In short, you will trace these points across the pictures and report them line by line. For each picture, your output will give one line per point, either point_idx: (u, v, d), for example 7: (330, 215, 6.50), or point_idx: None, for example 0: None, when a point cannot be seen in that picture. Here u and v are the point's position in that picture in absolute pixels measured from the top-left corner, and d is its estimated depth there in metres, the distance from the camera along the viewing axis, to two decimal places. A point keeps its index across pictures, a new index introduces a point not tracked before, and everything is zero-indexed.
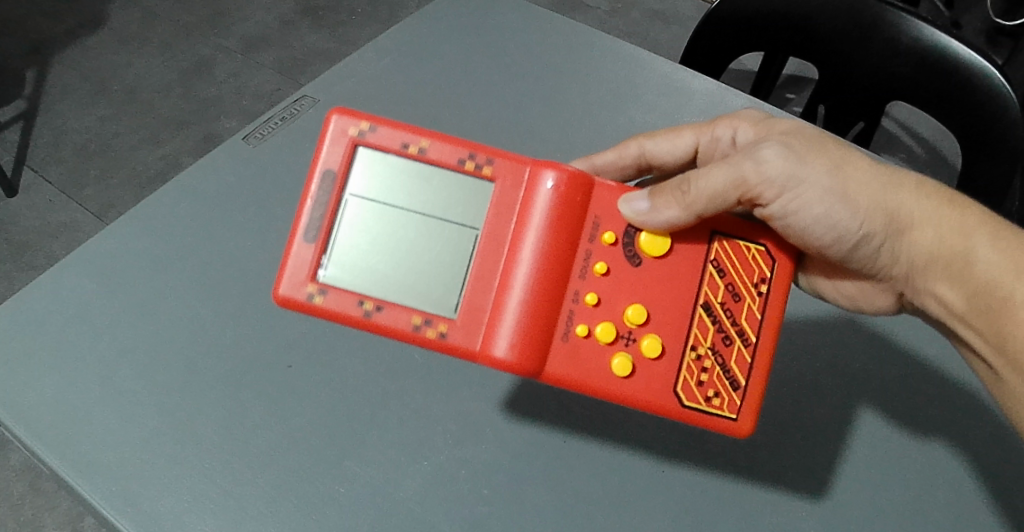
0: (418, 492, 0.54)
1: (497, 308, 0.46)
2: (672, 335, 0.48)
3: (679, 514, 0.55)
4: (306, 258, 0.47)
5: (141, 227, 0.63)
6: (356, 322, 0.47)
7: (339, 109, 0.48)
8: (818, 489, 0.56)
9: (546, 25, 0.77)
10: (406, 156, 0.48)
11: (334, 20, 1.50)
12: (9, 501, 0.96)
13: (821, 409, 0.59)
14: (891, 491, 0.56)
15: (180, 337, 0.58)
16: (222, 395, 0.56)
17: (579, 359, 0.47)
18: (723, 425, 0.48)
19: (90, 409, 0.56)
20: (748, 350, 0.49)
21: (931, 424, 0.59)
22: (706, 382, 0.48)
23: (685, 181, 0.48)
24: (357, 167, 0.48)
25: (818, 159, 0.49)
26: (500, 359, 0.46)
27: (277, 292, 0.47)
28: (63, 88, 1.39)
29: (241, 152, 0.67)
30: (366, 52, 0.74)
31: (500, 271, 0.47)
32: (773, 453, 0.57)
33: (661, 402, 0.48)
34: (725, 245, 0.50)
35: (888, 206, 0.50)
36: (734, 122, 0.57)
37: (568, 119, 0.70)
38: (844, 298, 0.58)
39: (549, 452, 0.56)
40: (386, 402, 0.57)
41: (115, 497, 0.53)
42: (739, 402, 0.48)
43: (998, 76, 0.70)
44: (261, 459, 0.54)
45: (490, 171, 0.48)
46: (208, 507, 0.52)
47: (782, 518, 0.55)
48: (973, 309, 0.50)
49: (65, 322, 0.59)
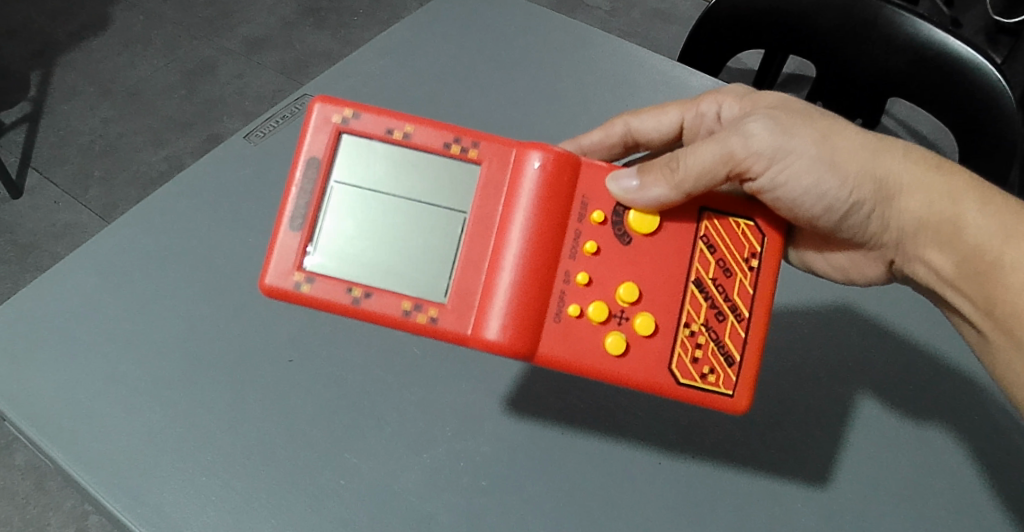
0: (417, 483, 0.53)
1: (487, 291, 0.47)
2: (665, 313, 0.49)
3: (681, 505, 0.54)
4: (293, 245, 0.48)
5: (140, 218, 0.62)
6: (344, 309, 0.47)
7: (322, 97, 0.49)
8: (822, 479, 0.56)
9: (547, 24, 0.78)
10: (392, 142, 0.49)
11: (337, 21, 1.51)
12: (14, 501, 0.96)
13: (824, 400, 0.59)
14: (894, 481, 0.56)
15: (180, 330, 0.57)
16: (222, 387, 0.55)
17: (572, 339, 0.48)
18: (719, 402, 0.49)
19: (93, 402, 0.55)
20: (742, 326, 0.50)
21: (934, 415, 0.59)
22: (701, 359, 0.49)
23: (673, 158, 0.49)
24: (341, 154, 0.49)
25: (805, 131, 0.51)
26: (492, 341, 0.46)
27: (262, 282, 0.47)
28: (67, 90, 1.40)
29: (241, 151, 0.66)
30: (370, 52, 0.74)
31: (491, 251, 0.48)
32: (776, 444, 0.57)
33: (656, 380, 0.49)
34: (715, 222, 0.51)
35: (877, 173, 0.51)
36: (718, 98, 0.59)
37: (568, 117, 0.71)
38: (835, 270, 0.59)
39: (549, 443, 0.56)
40: (386, 394, 0.56)
41: (117, 490, 0.52)
42: (734, 378, 0.49)
43: (993, 72, 0.71)
44: (261, 452, 0.53)
45: (475, 154, 0.49)
46: (208, 501, 0.52)
47: (786, 508, 0.55)
48: (963, 273, 0.50)
49: (65, 314, 0.58)
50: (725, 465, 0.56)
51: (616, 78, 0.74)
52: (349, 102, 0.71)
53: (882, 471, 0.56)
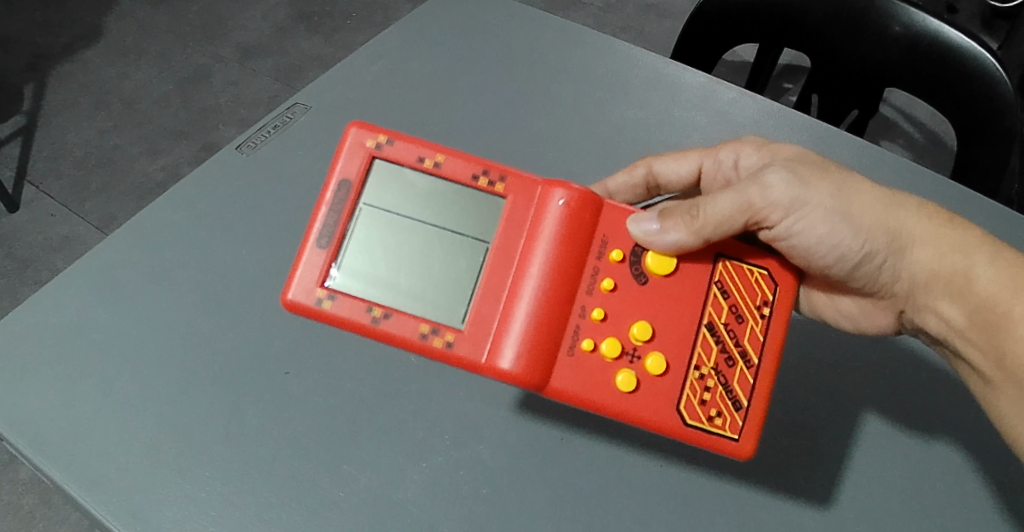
0: (417, 494, 0.53)
1: (504, 319, 0.47)
2: (676, 352, 0.49)
3: (680, 507, 0.54)
4: (318, 263, 0.48)
5: (134, 232, 0.62)
6: (363, 329, 0.47)
7: (358, 123, 0.50)
8: (821, 477, 0.56)
9: (539, 25, 0.77)
10: (422, 170, 0.50)
11: (329, 25, 1.51)
12: (21, 515, 0.97)
13: (823, 400, 0.59)
14: (892, 477, 0.56)
15: (175, 346, 0.57)
16: (218, 401, 0.55)
17: (584, 373, 0.48)
18: (725, 446, 0.49)
19: (89, 421, 0.54)
20: (751, 372, 0.49)
21: (931, 410, 0.59)
22: (708, 401, 0.49)
23: (694, 206, 0.50)
24: (372, 179, 0.50)
25: (822, 182, 0.52)
26: (505, 372, 0.46)
27: (285, 297, 0.48)
28: (62, 102, 1.40)
29: (232, 161, 0.65)
30: (360, 57, 0.73)
31: (509, 282, 0.48)
32: (778, 442, 0.57)
33: (665, 421, 0.48)
34: (729, 267, 0.51)
35: (890, 225, 0.52)
36: (736, 148, 0.60)
37: (562, 119, 0.70)
38: (845, 318, 0.59)
39: (548, 449, 0.55)
40: (386, 403, 0.56)
41: (118, 509, 0.51)
42: (741, 423, 0.49)
43: (991, 59, 0.71)
44: (260, 464, 0.53)
45: (502, 187, 0.49)
46: (210, 517, 0.51)
47: (785, 506, 0.55)
48: (974, 325, 0.51)
49: (61, 330, 0.58)
50: (726, 467, 0.56)
51: (611, 76, 0.73)
52: (341, 108, 0.70)
53: (883, 468, 0.56)
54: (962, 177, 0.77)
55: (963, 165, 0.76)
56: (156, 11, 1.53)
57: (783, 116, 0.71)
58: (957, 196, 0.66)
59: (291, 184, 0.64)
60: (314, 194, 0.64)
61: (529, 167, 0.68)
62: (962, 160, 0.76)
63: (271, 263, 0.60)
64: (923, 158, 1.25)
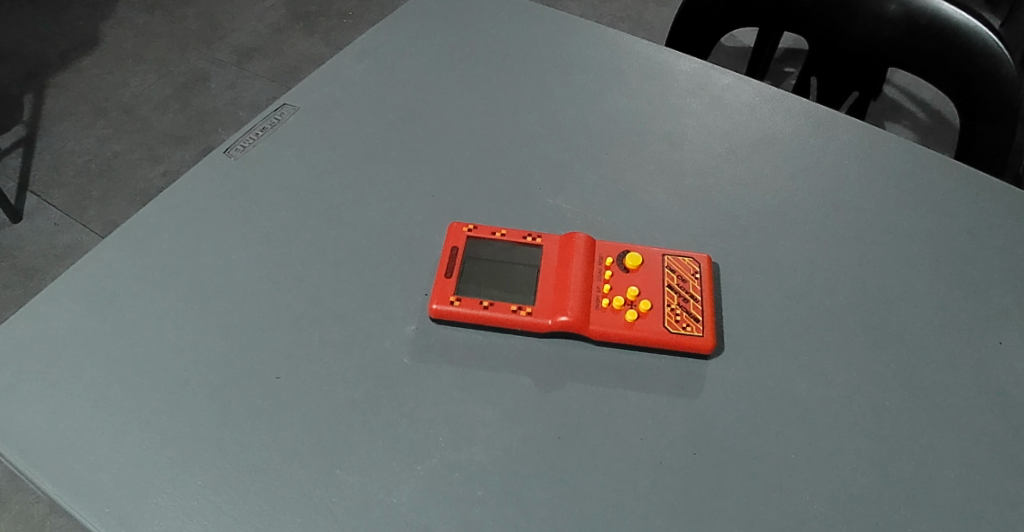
0: (414, 497, 0.47)
1: (552, 289, 0.54)
2: (664, 300, 0.54)
3: (716, 508, 0.47)
4: (443, 282, 0.55)
5: (123, 239, 0.60)
6: (470, 316, 0.53)
7: (454, 222, 0.60)
8: (878, 469, 0.48)
9: (525, 21, 0.78)
10: (502, 239, 0.57)
11: (325, 25, 1.64)
12: (30, 524, 1.01)
13: (865, 383, 0.52)
14: (951, 461, 0.49)
15: (163, 350, 0.53)
16: (204, 408, 0.51)
17: (612, 321, 0.53)
18: (696, 346, 0.52)
19: (76, 433, 0.50)
20: (696, 306, 0.53)
21: (979, 386, 0.52)
22: (681, 314, 0.53)
23: None
24: (466, 250, 0.57)
25: None
26: (564, 321, 0.52)
27: (432, 305, 0.54)
28: (63, 114, 1.44)
29: (220, 165, 0.64)
30: (346, 55, 0.73)
31: (551, 267, 0.55)
32: (820, 433, 0.50)
33: (675, 340, 0.52)
34: (679, 262, 0.56)
35: None
36: None
37: (554, 108, 0.69)
38: None
39: (560, 447, 0.49)
40: (376, 405, 0.51)
41: (110, 521, 0.46)
42: (698, 324, 0.52)
43: (991, 36, 0.70)
44: (253, 472, 0.48)
45: (548, 241, 0.57)
46: (201, 526, 0.46)
47: (839, 503, 0.47)
48: None
49: (40, 337, 0.55)
50: (762, 463, 0.48)
51: (600, 68, 0.72)
52: (328, 108, 0.69)
53: (938, 449, 0.49)
54: (965, 157, 0.75)
55: (966, 145, 0.74)
56: (160, 26, 1.63)
57: (779, 101, 0.69)
58: (957, 170, 0.65)
59: (278, 185, 0.63)
60: (302, 194, 0.62)
61: (519, 159, 0.65)
62: (964, 141, 0.74)
63: (256, 262, 0.58)
64: (927, 135, 1.29)
